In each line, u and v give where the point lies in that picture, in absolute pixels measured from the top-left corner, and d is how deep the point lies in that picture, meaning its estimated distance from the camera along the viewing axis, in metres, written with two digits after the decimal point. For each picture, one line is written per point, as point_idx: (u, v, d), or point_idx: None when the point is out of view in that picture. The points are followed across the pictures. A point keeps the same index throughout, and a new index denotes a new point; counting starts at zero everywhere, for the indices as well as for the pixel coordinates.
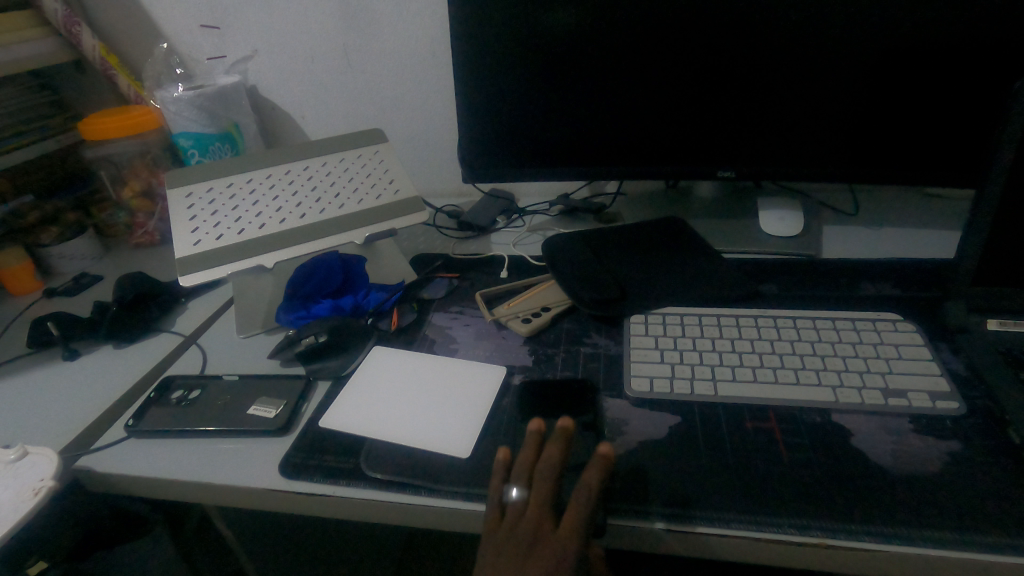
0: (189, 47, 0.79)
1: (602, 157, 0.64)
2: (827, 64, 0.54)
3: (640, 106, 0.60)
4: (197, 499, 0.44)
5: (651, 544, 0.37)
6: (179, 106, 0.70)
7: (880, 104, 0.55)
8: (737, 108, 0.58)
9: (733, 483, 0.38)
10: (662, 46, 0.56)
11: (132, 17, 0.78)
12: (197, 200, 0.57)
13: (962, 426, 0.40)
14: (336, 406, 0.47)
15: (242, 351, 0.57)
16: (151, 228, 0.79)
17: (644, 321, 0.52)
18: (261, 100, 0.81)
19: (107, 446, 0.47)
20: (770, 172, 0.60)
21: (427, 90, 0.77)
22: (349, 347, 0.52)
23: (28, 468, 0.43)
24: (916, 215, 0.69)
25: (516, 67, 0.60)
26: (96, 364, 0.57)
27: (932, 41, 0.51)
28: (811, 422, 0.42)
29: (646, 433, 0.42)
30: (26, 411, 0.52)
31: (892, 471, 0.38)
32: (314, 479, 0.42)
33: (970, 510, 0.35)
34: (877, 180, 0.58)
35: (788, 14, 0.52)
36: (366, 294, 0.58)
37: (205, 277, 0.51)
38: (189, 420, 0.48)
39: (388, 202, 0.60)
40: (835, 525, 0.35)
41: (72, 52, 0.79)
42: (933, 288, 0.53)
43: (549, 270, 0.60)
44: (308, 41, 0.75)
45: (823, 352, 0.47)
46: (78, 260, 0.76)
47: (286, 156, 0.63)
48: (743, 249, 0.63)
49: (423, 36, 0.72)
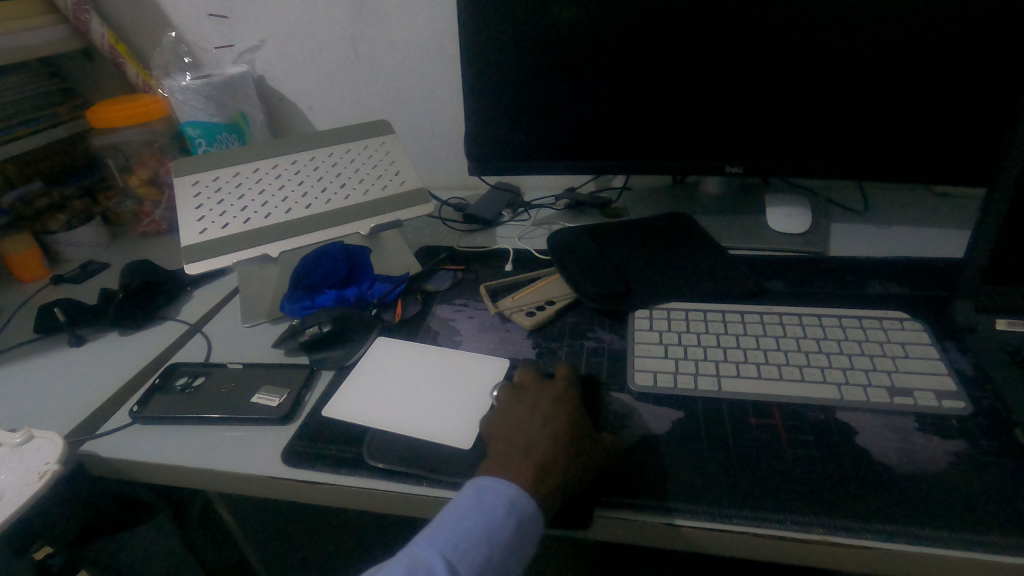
0: (197, 36, 0.79)
1: (609, 151, 0.64)
2: (838, 59, 0.53)
3: (648, 100, 0.60)
4: (200, 485, 0.45)
5: (648, 538, 0.37)
6: (187, 95, 0.70)
7: (891, 102, 0.54)
8: (746, 104, 0.58)
9: (736, 480, 0.38)
10: (672, 41, 0.56)
11: (141, 5, 0.78)
12: (203, 188, 0.57)
13: (968, 426, 0.40)
14: (338, 396, 0.47)
15: (247, 340, 0.58)
16: (158, 217, 0.79)
17: (649, 315, 0.52)
18: (269, 90, 0.81)
19: (113, 431, 0.47)
20: (779, 168, 0.60)
21: (434, 82, 0.77)
22: (354, 338, 0.53)
23: (33, 451, 0.43)
24: (926, 214, 0.68)
25: (524, 60, 0.59)
26: (102, 351, 0.57)
27: (948, 38, 0.50)
28: (814, 420, 0.42)
29: (650, 427, 0.42)
30: (33, 395, 0.52)
31: (897, 471, 0.38)
32: (315, 467, 0.42)
33: (977, 510, 0.35)
34: (886, 177, 0.58)
35: (799, 10, 0.52)
36: (370, 285, 0.59)
37: (210, 265, 0.52)
38: (194, 406, 0.48)
39: (394, 193, 0.60)
40: (837, 522, 0.35)
41: (81, 40, 0.79)
42: (941, 288, 0.53)
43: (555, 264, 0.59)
44: (316, 31, 0.75)
45: (829, 349, 0.46)
46: (86, 248, 0.76)
47: (293, 146, 0.62)
48: (751, 245, 0.63)
49: (432, 27, 0.72)
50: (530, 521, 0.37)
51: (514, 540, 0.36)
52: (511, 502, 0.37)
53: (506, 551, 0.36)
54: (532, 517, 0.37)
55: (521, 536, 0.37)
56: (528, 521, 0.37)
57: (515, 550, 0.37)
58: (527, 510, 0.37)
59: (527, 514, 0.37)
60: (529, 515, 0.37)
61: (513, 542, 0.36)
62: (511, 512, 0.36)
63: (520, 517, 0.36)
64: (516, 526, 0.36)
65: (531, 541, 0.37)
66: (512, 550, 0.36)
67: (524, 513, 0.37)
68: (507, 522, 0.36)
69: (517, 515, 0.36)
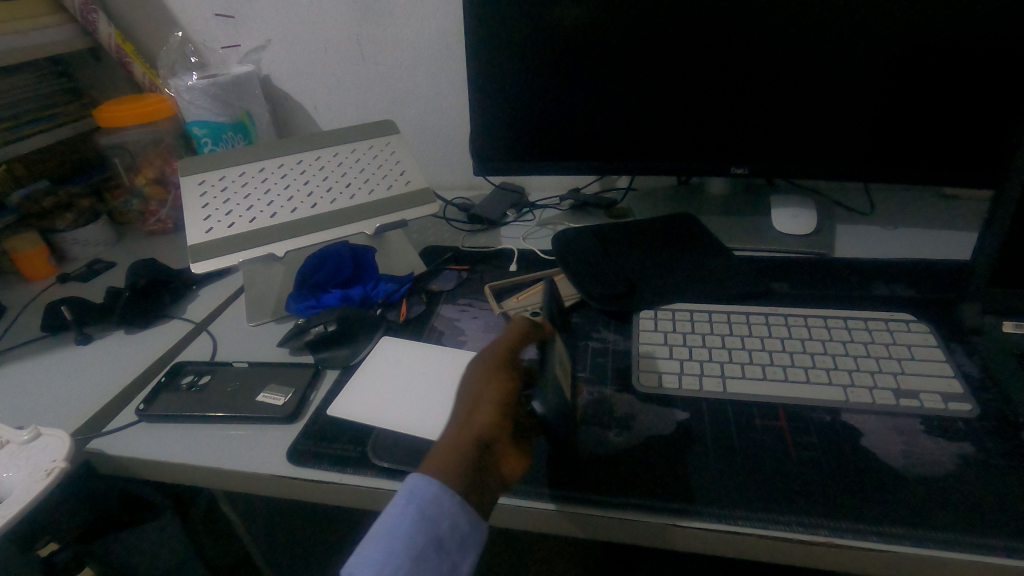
0: (203, 36, 0.79)
1: (614, 152, 0.64)
2: (845, 60, 0.53)
3: (652, 102, 0.60)
4: (205, 483, 0.45)
5: (654, 538, 0.37)
6: (193, 95, 0.70)
7: (898, 103, 0.54)
8: (751, 105, 0.58)
9: (741, 481, 0.38)
10: (677, 43, 0.56)
11: (148, 6, 0.79)
12: (209, 187, 0.57)
13: (975, 428, 0.40)
14: (343, 395, 0.47)
15: (252, 340, 0.58)
16: (164, 216, 0.80)
17: (653, 316, 0.52)
18: (274, 90, 0.82)
19: (119, 429, 0.48)
20: (785, 169, 0.60)
21: (439, 82, 0.77)
22: (357, 337, 0.53)
23: (40, 449, 0.43)
24: (932, 215, 0.68)
25: (529, 61, 0.59)
26: (108, 349, 0.58)
27: (955, 40, 0.50)
28: (820, 422, 0.41)
29: (656, 428, 0.42)
30: (40, 393, 0.53)
31: (904, 473, 0.37)
32: (320, 466, 0.42)
33: (984, 514, 0.35)
34: (893, 178, 0.57)
35: (805, 12, 0.52)
36: (375, 285, 0.59)
37: (216, 264, 0.52)
38: (198, 405, 0.48)
39: (399, 193, 0.60)
40: (844, 524, 0.35)
41: (88, 40, 0.80)
42: (948, 290, 0.53)
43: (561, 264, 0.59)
44: (322, 32, 0.75)
45: (834, 351, 0.46)
46: (92, 246, 0.76)
47: (299, 146, 0.63)
48: (758, 246, 0.63)
49: (437, 27, 0.72)
50: (433, 501, 0.33)
51: (423, 527, 0.32)
52: (410, 490, 0.33)
53: (416, 544, 0.32)
54: (439, 495, 0.33)
55: (430, 521, 0.32)
56: (430, 503, 0.33)
57: (434, 537, 0.32)
58: (427, 493, 0.33)
59: (426, 496, 0.33)
60: (432, 498, 0.33)
61: (422, 533, 0.32)
62: (408, 499, 0.33)
63: (419, 501, 0.32)
64: (419, 512, 0.32)
65: (448, 523, 0.33)
66: (428, 538, 0.32)
67: (427, 496, 0.33)
68: (406, 512, 0.32)
69: (416, 501, 0.33)
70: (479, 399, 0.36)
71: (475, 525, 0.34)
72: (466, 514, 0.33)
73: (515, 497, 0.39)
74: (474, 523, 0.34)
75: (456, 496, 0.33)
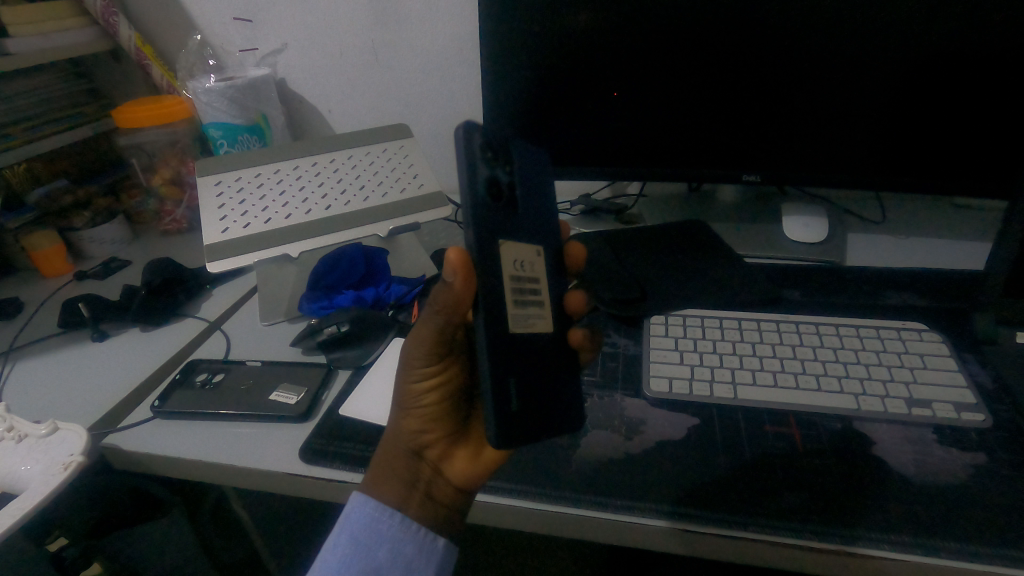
0: (222, 39, 0.80)
1: (626, 158, 0.64)
2: (860, 70, 0.53)
3: (665, 107, 0.60)
4: (216, 480, 0.45)
5: (664, 543, 0.37)
6: (210, 97, 0.71)
7: (915, 113, 0.54)
8: (765, 112, 0.58)
9: (751, 488, 0.38)
10: (691, 50, 0.56)
11: (168, 9, 0.80)
12: (226, 188, 0.58)
13: (987, 438, 0.40)
14: (357, 395, 0.48)
15: (267, 339, 0.58)
16: (179, 216, 0.81)
17: (664, 322, 0.52)
18: (290, 94, 0.83)
19: (135, 424, 0.48)
20: (796, 177, 0.60)
21: (453, 87, 0.77)
22: (369, 338, 0.53)
23: (58, 443, 0.44)
24: (945, 226, 0.68)
25: (544, 69, 0.60)
26: (123, 346, 0.59)
27: (971, 52, 0.50)
28: (831, 429, 0.42)
29: (666, 434, 0.42)
30: (55, 388, 0.53)
31: (916, 481, 0.37)
32: (330, 465, 0.42)
33: (998, 525, 0.34)
34: (905, 187, 0.57)
35: (821, 22, 0.52)
36: (387, 287, 0.60)
37: (232, 264, 0.52)
38: (211, 402, 0.49)
39: (412, 196, 0.61)
40: (856, 533, 0.34)
41: (108, 42, 0.81)
42: (959, 300, 0.53)
43: (595, 266, 0.60)
44: (338, 37, 0.76)
45: (846, 359, 0.46)
46: (108, 245, 0.77)
47: (314, 148, 0.63)
48: (769, 254, 0.63)
49: (452, 33, 0.73)
50: (368, 527, 0.36)
51: (359, 554, 0.36)
52: (346, 519, 0.37)
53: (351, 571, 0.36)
54: (376, 520, 0.37)
55: (363, 546, 0.36)
56: (362, 529, 0.37)
57: (371, 564, 0.36)
58: (360, 519, 0.37)
59: (359, 523, 0.37)
60: (363, 526, 0.37)
61: (355, 559, 0.36)
62: (345, 530, 0.37)
63: (353, 530, 0.37)
64: (353, 539, 0.36)
65: (384, 547, 0.36)
66: (366, 566, 0.36)
67: (359, 524, 0.37)
68: (343, 539, 0.37)
69: (351, 527, 0.37)
70: (402, 409, 0.39)
71: (423, 549, 0.37)
72: (404, 541, 0.37)
73: (517, 498, 0.39)
74: (422, 544, 0.37)
75: (395, 516, 0.37)
